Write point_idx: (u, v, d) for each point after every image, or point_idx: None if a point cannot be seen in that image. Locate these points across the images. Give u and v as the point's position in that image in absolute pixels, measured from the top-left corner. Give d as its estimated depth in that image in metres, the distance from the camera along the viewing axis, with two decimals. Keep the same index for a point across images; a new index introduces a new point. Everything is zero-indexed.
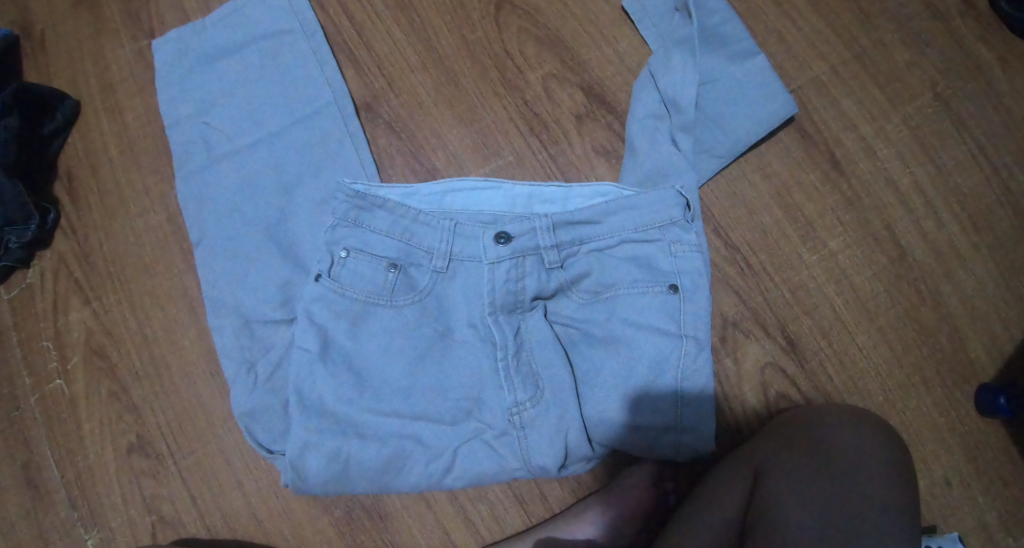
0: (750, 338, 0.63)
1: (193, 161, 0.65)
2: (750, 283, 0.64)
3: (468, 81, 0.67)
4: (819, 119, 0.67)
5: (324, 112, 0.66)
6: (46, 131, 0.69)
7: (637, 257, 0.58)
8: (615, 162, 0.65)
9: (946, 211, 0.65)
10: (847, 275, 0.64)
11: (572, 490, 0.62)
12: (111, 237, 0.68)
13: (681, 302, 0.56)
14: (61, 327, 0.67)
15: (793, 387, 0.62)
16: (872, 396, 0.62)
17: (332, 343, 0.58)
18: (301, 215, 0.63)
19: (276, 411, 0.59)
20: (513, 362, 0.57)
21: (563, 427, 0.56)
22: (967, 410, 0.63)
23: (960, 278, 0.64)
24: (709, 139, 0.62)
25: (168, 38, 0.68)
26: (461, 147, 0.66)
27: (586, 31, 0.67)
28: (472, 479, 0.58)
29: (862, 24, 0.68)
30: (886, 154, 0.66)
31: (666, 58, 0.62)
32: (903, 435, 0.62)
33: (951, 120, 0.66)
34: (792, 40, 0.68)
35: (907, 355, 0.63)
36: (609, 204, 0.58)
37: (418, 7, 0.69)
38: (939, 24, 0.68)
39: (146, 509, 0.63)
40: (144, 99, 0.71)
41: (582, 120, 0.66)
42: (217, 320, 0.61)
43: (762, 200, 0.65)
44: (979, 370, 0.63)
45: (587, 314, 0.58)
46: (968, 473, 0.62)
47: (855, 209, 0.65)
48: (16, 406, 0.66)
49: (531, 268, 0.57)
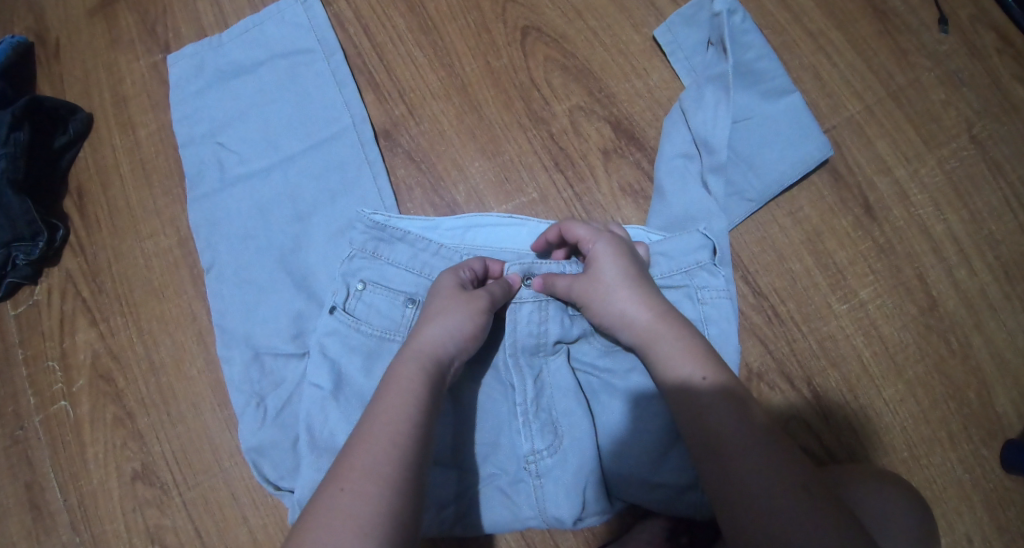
0: (775, 390, 0.62)
1: (206, 184, 0.64)
2: (778, 333, 0.62)
3: (491, 110, 0.65)
4: (853, 161, 0.65)
5: (342, 138, 0.64)
6: (58, 144, 0.67)
7: None
8: (642, 202, 0.63)
9: (979, 258, 0.63)
10: (877, 326, 0.62)
11: (586, 540, 0.60)
12: (120, 257, 0.67)
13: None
14: (68, 348, 0.65)
15: (816, 441, 0.61)
16: (896, 450, 0.60)
17: (345, 381, 0.56)
18: (316, 243, 0.62)
19: (285, 448, 0.57)
20: (533, 408, 0.55)
21: (581, 479, 0.54)
22: (992, 466, 0.60)
23: (991, 329, 0.62)
24: (741, 181, 0.61)
25: (184, 53, 0.68)
26: (483, 181, 0.64)
27: (615, 62, 0.65)
28: (486, 526, 0.57)
29: (899, 61, 0.66)
30: (920, 199, 0.64)
31: (698, 95, 0.60)
32: (927, 491, 0.60)
33: (987, 164, 0.64)
34: (827, 77, 0.66)
35: (934, 409, 0.61)
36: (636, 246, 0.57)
37: (441, 30, 0.67)
38: (978, 63, 0.65)
39: (148, 539, 0.62)
40: (158, 115, 0.69)
41: (609, 156, 0.64)
42: (227, 351, 0.60)
43: (793, 248, 0.63)
44: (1007, 425, 0.60)
45: (609, 362, 0.57)
46: (992, 532, 0.59)
47: (886, 258, 0.63)
48: (19, 425, 0.64)
49: (554, 313, 0.56)
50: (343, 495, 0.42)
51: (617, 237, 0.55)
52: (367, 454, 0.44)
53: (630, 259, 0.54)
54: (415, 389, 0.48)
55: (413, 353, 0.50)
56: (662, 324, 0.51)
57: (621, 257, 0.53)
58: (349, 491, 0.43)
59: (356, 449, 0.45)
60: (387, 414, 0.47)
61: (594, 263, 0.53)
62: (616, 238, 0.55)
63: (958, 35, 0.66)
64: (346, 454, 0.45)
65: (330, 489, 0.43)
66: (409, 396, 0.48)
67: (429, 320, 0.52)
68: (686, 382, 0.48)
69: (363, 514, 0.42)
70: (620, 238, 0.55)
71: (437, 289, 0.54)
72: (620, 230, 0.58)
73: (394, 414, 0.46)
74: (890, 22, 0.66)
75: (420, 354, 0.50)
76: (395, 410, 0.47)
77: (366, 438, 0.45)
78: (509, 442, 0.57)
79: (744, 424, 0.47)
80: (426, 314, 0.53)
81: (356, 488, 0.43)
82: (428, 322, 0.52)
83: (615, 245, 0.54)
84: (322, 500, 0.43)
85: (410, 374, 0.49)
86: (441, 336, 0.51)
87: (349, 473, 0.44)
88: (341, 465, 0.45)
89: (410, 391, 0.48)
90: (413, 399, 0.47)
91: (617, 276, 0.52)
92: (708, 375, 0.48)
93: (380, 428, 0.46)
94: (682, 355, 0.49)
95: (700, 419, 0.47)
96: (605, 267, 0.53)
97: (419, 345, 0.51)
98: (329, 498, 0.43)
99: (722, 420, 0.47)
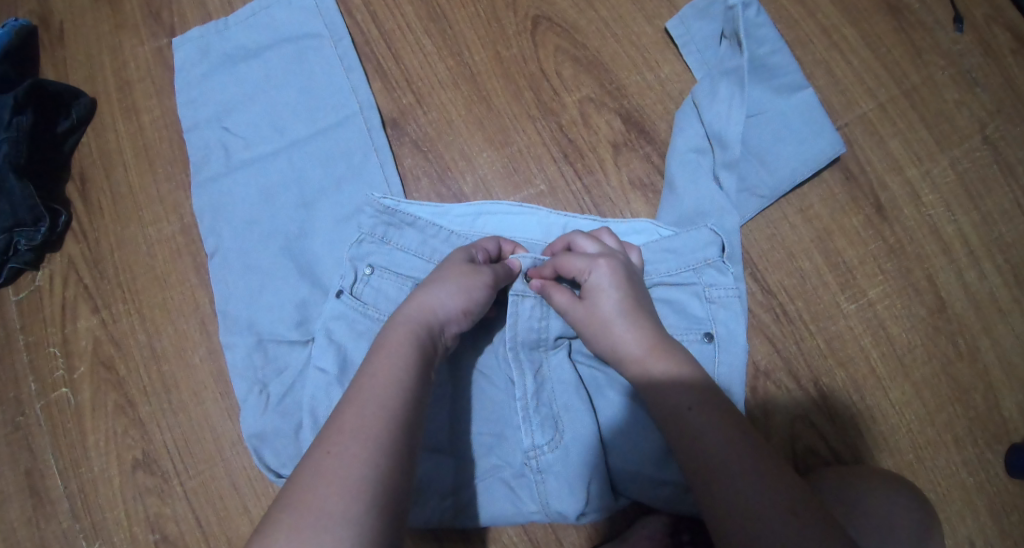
0: (781, 388, 0.61)
1: (211, 168, 0.63)
2: (785, 332, 0.62)
3: (501, 101, 0.64)
4: (865, 159, 0.64)
5: (350, 123, 0.63)
6: (61, 129, 0.66)
7: (670, 301, 0.56)
8: (652, 197, 0.63)
9: (989, 261, 0.62)
10: (886, 326, 0.61)
11: (588, 536, 0.59)
12: (123, 244, 0.66)
13: (716, 352, 0.55)
14: (69, 334, 0.65)
15: (821, 440, 0.60)
16: (901, 452, 0.60)
17: (351, 365, 0.55)
18: (322, 228, 0.61)
19: (288, 435, 0.56)
20: (534, 402, 0.55)
21: (584, 475, 0.54)
22: (997, 471, 0.60)
23: (1000, 332, 0.61)
24: (753, 177, 0.60)
25: (189, 36, 0.67)
26: (490, 172, 0.64)
27: (626, 54, 0.64)
28: (487, 520, 0.56)
29: (913, 59, 0.65)
30: (931, 200, 0.63)
31: (712, 89, 0.60)
32: (930, 494, 0.59)
33: (998, 166, 0.63)
34: (840, 73, 0.65)
35: (940, 411, 0.61)
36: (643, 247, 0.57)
37: (451, 18, 0.66)
38: (993, 61, 0.64)
39: (149, 527, 0.62)
40: (162, 101, 0.68)
41: (619, 149, 0.63)
42: (230, 337, 0.59)
43: (803, 245, 0.63)
44: (1012, 429, 0.60)
45: None
46: (994, 536, 0.59)
47: (896, 258, 0.62)
48: (21, 411, 0.64)
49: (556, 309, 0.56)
50: (330, 456, 0.42)
51: (617, 261, 0.53)
52: (355, 417, 0.44)
53: (630, 288, 0.52)
54: (407, 356, 0.48)
55: (405, 319, 0.50)
56: (658, 357, 0.50)
57: (619, 288, 0.52)
58: (334, 453, 0.42)
59: (343, 414, 0.44)
60: (377, 379, 0.46)
61: (592, 292, 0.52)
62: (617, 265, 0.53)
63: (973, 34, 0.65)
64: (333, 419, 0.44)
65: (317, 453, 0.42)
66: (400, 362, 0.47)
67: (425, 290, 0.52)
68: (672, 412, 0.48)
69: (350, 475, 0.41)
70: (620, 261, 0.53)
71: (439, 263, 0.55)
72: (614, 241, 0.56)
73: (384, 378, 0.46)
74: (905, 19, 0.65)
75: (413, 321, 0.50)
76: (385, 376, 0.46)
77: (355, 404, 0.44)
78: (512, 435, 0.56)
79: (734, 449, 0.46)
80: (424, 284, 0.53)
81: (344, 450, 0.42)
82: (423, 291, 0.52)
83: (615, 276, 0.52)
84: (308, 464, 0.42)
85: (401, 341, 0.48)
86: (434, 304, 0.51)
87: (336, 436, 0.43)
88: (328, 429, 0.44)
89: (401, 359, 0.47)
90: (403, 365, 0.47)
91: (615, 308, 0.51)
92: (695, 403, 0.48)
93: (369, 393, 0.45)
94: (675, 387, 0.49)
95: (687, 446, 0.47)
96: (603, 298, 0.51)
97: (411, 313, 0.50)
98: (314, 460, 0.42)
99: (709, 446, 0.46)
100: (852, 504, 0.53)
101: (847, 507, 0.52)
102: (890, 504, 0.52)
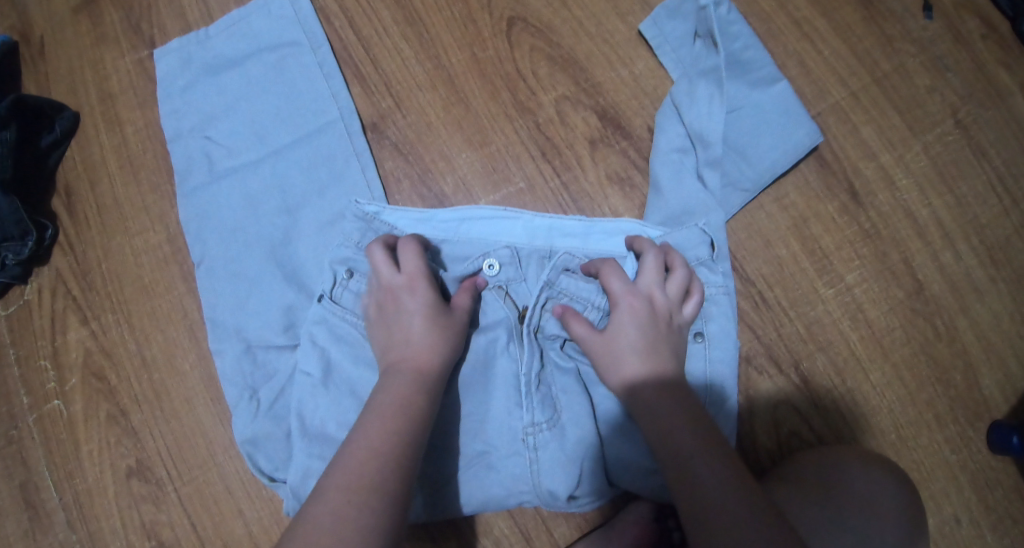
0: (763, 374, 0.62)
1: (195, 178, 0.64)
2: (765, 318, 0.63)
3: (478, 102, 0.65)
4: (838, 147, 0.65)
5: (331, 129, 0.64)
6: (45, 143, 0.67)
7: None
8: (629, 191, 0.64)
9: (964, 243, 0.63)
10: (864, 310, 0.63)
11: (578, 525, 0.60)
12: (110, 255, 0.66)
13: (707, 349, 0.56)
14: (60, 346, 0.65)
15: (804, 424, 0.62)
16: (883, 433, 0.61)
17: (335, 368, 0.57)
18: (305, 234, 0.62)
19: (279, 438, 0.57)
20: (535, 382, 0.56)
21: (577, 455, 0.55)
22: (979, 447, 0.61)
23: (977, 312, 0.62)
24: (734, 172, 0.61)
25: (171, 47, 0.67)
26: (470, 172, 0.65)
27: (600, 52, 0.65)
28: (475, 503, 0.57)
29: (884, 47, 0.66)
30: (905, 184, 0.64)
31: (690, 89, 0.61)
32: (914, 472, 0.61)
33: (970, 149, 0.64)
34: (811, 64, 0.66)
35: (921, 391, 0.62)
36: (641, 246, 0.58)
37: (427, 22, 0.67)
38: (961, 47, 0.66)
39: (145, 535, 0.62)
40: (145, 112, 0.69)
41: (595, 145, 0.64)
42: (219, 344, 0.60)
43: (779, 233, 0.64)
44: (992, 406, 0.61)
45: None
46: (979, 511, 0.60)
47: (872, 242, 0.64)
48: (14, 425, 0.64)
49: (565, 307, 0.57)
50: (351, 506, 0.43)
51: (647, 302, 0.53)
52: (375, 471, 0.45)
53: (654, 330, 0.52)
54: (417, 404, 0.50)
55: (407, 372, 0.51)
56: (659, 394, 0.51)
57: (643, 327, 0.52)
58: (356, 504, 0.43)
59: (361, 461, 0.46)
60: (390, 432, 0.48)
61: (613, 327, 0.53)
62: (649, 308, 0.53)
63: (942, 21, 0.66)
64: (345, 466, 0.46)
65: (335, 498, 0.44)
66: (408, 413, 0.49)
67: (414, 340, 0.53)
68: (666, 441, 0.49)
69: (369, 526, 0.43)
70: (653, 304, 0.53)
71: (395, 301, 0.54)
72: (677, 286, 0.54)
73: (398, 429, 0.48)
74: (875, 9, 0.67)
75: (414, 372, 0.51)
76: (397, 426, 0.48)
77: (370, 454, 0.46)
78: (505, 425, 0.57)
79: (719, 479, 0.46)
80: (405, 332, 0.53)
81: (364, 501, 0.44)
82: (414, 341, 0.53)
83: (640, 316, 0.52)
84: (323, 510, 0.43)
85: (407, 395, 0.50)
86: (433, 353, 0.53)
87: (354, 485, 0.44)
88: (345, 476, 0.45)
89: (410, 407, 0.50)
90: (416, 414, 0.49)
91: (630, 342, 0.52)
92: (697, 443, 0.48)
93: (384, 444, 0.47)
94: (674, 420, 0.49)
95: (676, 468, 0.47)
96: (621, 332, 0.52)
97: (412, 364, 0.52)
98: (334, 505, 0.43)
99: (699, 474, 0.46)
100: (838, 477, 0.54)
101: (829, 480, 0.54)
102: (869, 487, 0.53)
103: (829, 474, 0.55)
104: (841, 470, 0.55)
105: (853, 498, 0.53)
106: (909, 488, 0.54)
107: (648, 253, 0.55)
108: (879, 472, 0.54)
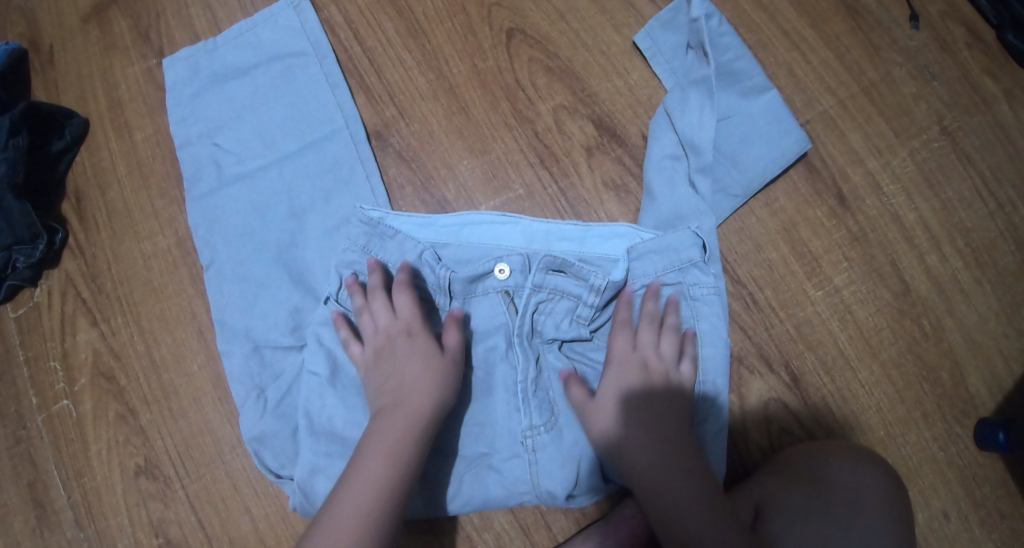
0: (755, 373, 0.64)
1: (203, 184, 0.66)
2: (756, 320, 0.65)
3: (479, 111, 0.67)
4: (827, 154, 0.67)
5: (335, 137, 0.66)
6: (55, 149, 0.69)
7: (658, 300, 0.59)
8: (625, 197, 0.66)
9: (950, 246, 0.65)
10: (853, 311, 0.65)
11: (576, 520, 0.62)
12: (119, 259, 0.68)
13: (700, 349, 0.58)
14: (69, 348, 0.67)
15: (795, 421, 0.64)
16: (873, 430, 0.63)
17: (341, 368, 0.59)
18: (311, 239, 0.64)
19: (285, 437, 0.59)
20: (532, 386, 0.58)
21: (576, 456, 0.57)
22: (966, 444, 0.63)
23: (963, 313, 0.64)
24: (725, 178, 0.63)
25: (179, 57, 0.69)
26: (471, 178, 0.66)
27: (597, 62, 0.67)
28: (477, 503, 0.59)
29: (871, 58, 0.68)
30: (892, 189, 0.66)
31: (683, 99, 0.63)
32: (902, 468, 0.63)
33: (956, 156, 0.66)
34: (801, 74, 0.68)
35: (909, 390, 0.64)
36: (635, 249, 0.59)
37: (429, 33, 0.69)
38: (946, 57, 0.68)
39: (153, 532, 0.64)
40: (153, 120, 0.71)
41: (592, 152, 0.66)
42: (227, 345, 0.62)
43: (770, 237, 0.66)
44: (979, 404, 0.63)
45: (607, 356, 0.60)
46: (966, 506, 0.62)
47: (860, 246, 0.66)
48: (23, 425, 0.66)
49: (562, 311, 0.59)
50: None
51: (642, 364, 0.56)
52: (356, 526, 0.48)
53: (647, 390, 0.55)
54: (404, 454, 0.52)
55: (397, 418, 0.53)
56: (648, 453, 0.53)
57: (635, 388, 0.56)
58: None
59: (345, 515, 0.49)
60: (376, 485, 0.50)
61: (607, 385, 0.56)
62: (643, 370, 0.56)
63: (928, 32, 0.68)
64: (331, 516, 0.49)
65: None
66: (396, 464, 0.51)
67: (406, 388, 0.54)
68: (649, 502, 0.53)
69: None
70: (648, 366, 0.56)
71: (393, 349, 0.56)
72: (672, 345, 0.57)
73: (384, 480, 0.50)
74: (863, 20, 0.69)
75: (406, 419, 0.53)
76: (383, 478, 0.50)
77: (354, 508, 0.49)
78: (504, 425, 0.58)
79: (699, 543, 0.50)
80: (399, 379, 0.55)
81: None
82: (406, 388, 0.54)
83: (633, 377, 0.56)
84: None
85: (394, 445, 0.52)
86: (423, 398, 0.54)
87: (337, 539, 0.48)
88: (330, 530, 0.48)
89: (397, 459, 0.51)
90: (403, 465, 0.51)
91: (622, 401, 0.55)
92: (682, 517, 0.51)
93: (369, 496, 0.50)
94: (660, 484, 0.52)
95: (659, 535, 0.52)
96: (613, 390, 0.56)
97: (403, 410, 0.53)
98: None
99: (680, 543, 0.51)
100: (822, 466, 0.57)
101: (813, 470, 0.57)
102: (852, 477, 0.55)
103: (815, 462, 0.57)
104: (823, 459, 0.57)
105: (836, 484, 0.55)
106: (891, 477, 0.56)
107: (650, 312, 0.58)
108: (860, 461, 0.56)
